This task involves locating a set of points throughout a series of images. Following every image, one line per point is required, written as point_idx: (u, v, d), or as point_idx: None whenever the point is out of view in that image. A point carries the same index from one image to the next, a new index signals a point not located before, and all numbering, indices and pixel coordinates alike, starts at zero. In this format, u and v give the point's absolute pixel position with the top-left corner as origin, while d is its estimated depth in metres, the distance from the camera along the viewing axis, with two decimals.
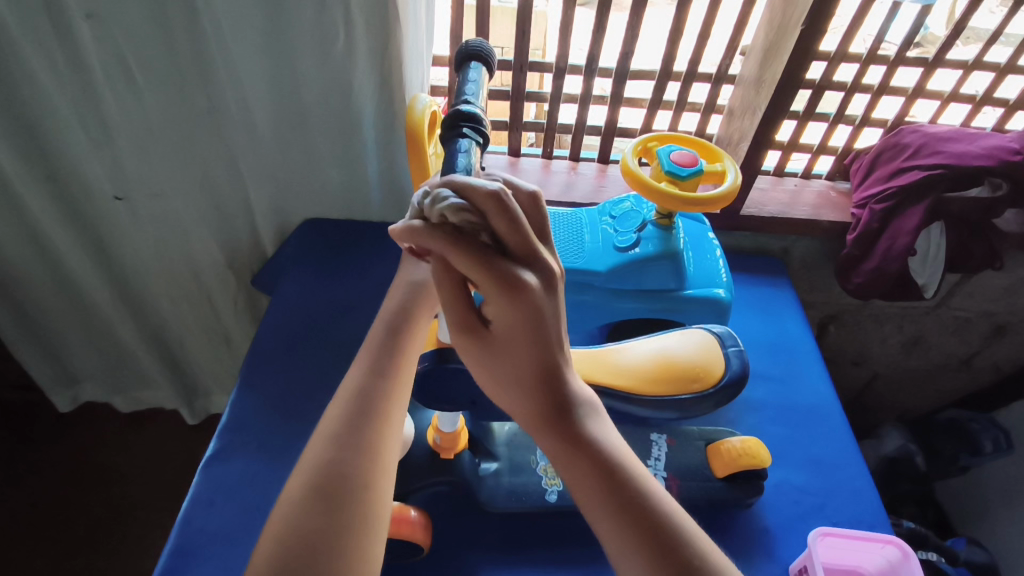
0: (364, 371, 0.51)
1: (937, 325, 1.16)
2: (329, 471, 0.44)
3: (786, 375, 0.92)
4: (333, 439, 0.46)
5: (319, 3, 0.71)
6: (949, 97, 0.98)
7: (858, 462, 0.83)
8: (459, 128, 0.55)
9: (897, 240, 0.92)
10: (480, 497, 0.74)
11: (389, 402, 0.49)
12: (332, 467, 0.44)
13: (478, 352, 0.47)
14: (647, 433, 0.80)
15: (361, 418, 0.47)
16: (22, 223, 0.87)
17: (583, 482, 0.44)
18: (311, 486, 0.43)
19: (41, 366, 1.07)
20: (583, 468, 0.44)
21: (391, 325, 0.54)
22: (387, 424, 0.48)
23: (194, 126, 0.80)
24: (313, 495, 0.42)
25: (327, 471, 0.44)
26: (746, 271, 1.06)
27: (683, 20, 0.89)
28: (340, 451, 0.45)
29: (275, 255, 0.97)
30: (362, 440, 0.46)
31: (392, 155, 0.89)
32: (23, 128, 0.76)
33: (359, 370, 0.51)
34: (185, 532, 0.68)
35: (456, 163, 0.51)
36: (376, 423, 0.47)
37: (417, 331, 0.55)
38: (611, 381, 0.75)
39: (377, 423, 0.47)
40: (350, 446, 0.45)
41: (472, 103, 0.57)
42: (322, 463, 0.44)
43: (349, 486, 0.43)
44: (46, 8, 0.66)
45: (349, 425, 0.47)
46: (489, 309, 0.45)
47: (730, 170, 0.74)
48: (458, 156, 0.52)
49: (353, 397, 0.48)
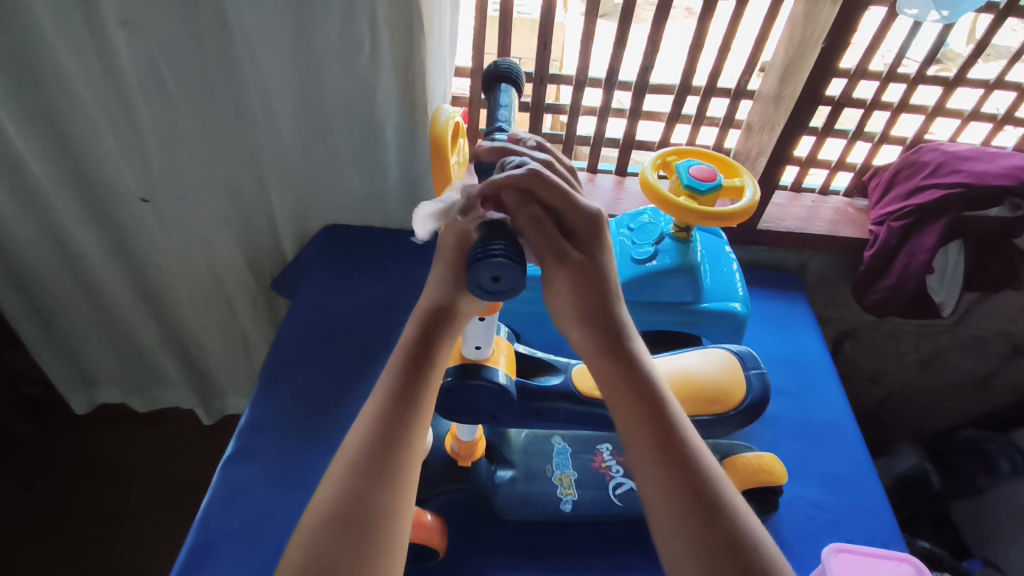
0: (384, 399, 0.51)
1: (955, 344, 1.15)
2: (349, 500, 0.47)
3: (802, 391, 0.92)
4: (353, 467, 0.48)
5: (347, 13, 0.73)
6: (970, 116, 0.98)
7: (874, 480, 0.82)
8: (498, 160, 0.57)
9: (915, 258, 0.92)
10: (496, 503, 0.75)
11: (410, 431, 0.51)
12: (353, 498, 0.47)
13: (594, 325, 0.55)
14: None
15: (382, 449, 0.49)
16: (51, 224, 0.89)
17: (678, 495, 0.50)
18: (332, 514, 0.46)
19: (63, 365, 1.09)
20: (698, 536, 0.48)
21: (417, 343, 0.53)
22: (407, 454, 0.50)
23: (221, 130, 0.82)
24: (334, 525, 0.46)
25: (349, 501, 0.47)
26: (761, 286, 1.06)
27: (703, 34, 0.90)
28: (361, 480, 0.48)
29: (296, 260, 0.99)
30: (381, 472, 0.48)
31: (413, 163, 0.91)
32: (53, 130, 0.79)
33: (382, 398, 0.51)
34: (205, 530, 0.69)
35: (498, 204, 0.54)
36: (395, 454, 0.49)
37: (440, 358, 0.54)
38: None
39: (398, 456, 0.49)
40: (370, 478, 0.48)
41: (504, 132, 0.58)
42: (343, 491, 0.47)
43: (366, 516, 0.46)
44: (85, 16, 0.68)
45: (371, 453, 0.49)
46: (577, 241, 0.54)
47: (749, 186, 0.75)
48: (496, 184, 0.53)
49: (373, 426, 0.50)
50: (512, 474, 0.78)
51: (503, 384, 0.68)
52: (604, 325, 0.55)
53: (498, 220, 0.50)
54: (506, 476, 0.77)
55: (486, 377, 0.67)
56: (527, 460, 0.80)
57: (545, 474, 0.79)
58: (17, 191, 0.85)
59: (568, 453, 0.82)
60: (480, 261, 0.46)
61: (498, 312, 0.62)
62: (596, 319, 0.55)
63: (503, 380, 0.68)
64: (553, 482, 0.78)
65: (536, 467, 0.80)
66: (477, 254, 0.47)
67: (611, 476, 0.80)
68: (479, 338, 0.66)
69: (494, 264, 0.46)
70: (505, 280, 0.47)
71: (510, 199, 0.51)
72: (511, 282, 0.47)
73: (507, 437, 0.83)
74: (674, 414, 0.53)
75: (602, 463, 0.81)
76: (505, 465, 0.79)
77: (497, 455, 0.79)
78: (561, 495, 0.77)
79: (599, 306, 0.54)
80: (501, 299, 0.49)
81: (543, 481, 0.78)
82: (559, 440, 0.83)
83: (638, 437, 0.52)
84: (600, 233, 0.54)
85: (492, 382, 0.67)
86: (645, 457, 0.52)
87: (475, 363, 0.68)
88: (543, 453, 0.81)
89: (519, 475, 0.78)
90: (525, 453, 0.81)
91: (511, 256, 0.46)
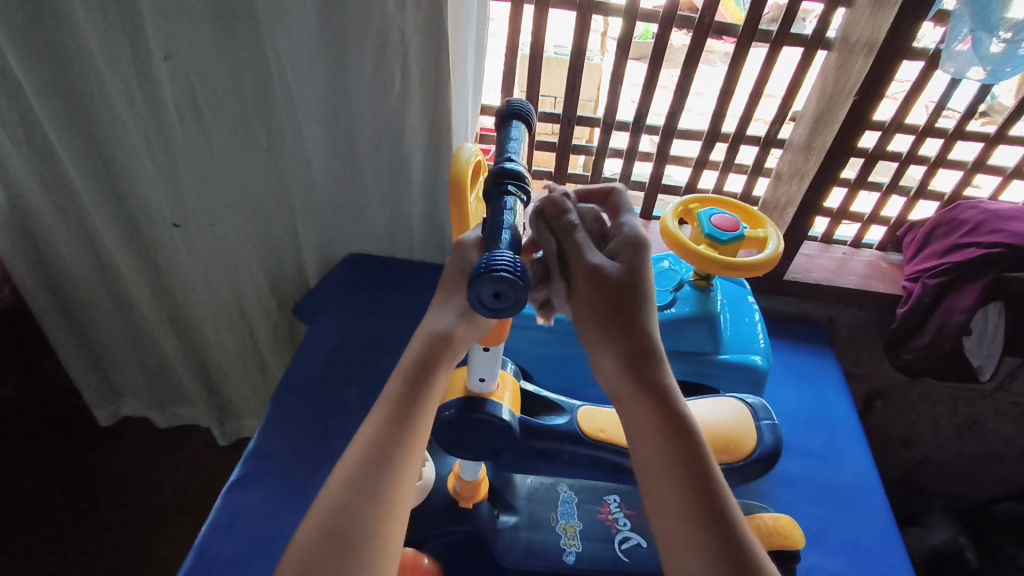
0: (384, 417, 0.50)
1: (994, 410, 1.09)
2: (339, 515, 0.46)
3: (826, 452, 0.88)
4: (348, 485, 0.47)
5: (380, 53, 0.75)
6: (1012, 173, 0.95)
7: (900, 554, 0.78)
8: (505, 186, 0.55)
9: (951, 317, 0.88)
10: (496, 551, 0.73)
11: (408, 453, 0.49)
12: (347, 516, 0.46)
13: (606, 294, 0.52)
14: None
15: (378, 468, 0.48)
16: (89, 237, 0.92)
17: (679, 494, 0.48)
18: (324, 531, 0.45)
19: (91, 377, 1.10)
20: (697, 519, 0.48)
21: (416, 373, 0.52)
22: (403, 477, 0.49)
23: (253, 163, 0.85)
24: (323, 543, 0.45)
25: (339, 517, 0.46)
26: (787, 339, 1.02)
27: (735, 79, 0.89)
28: (357, 498, 0.46)
29: (316, 287, 1.01)
30: (376, 492, 0.47)
31: (437, 199, 0.92)
32: (94, 149, 0.82)
33: (380, 416, 0.50)
34: (201, 557, 0.68)
35: (501, 223, 0.52)
36: (390, 475, 0.48)
37: (437, 384, 0.53)
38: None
39: (393, 476, 0.48)
40: (364, 496, 0.47)
41: (515, 161, 0.57)
42: (334, 507, 0.46)
43: (354, 536, 0.45)
44: (131, 48, 0.71)
45: (365, 473, 0.47)
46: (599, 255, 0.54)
47: (772, 237, 0.73)
48: (503, 214, 0.53)
49: (371, 446, 0.49)
50: (516, 520, 0.77)
51: (507, 421, 0.65)
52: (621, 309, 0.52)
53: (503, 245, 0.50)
54: (508, 522, 0.76)
55: (490, 412, 0.64)
56: (531, 507, 0.79)
57: (548, 522, 0.77)
58: (58, 203, 0.88)
59: (574, 503, 0.80)
60: (483, 275, 0.44)
61: (503, 342, 0.60)
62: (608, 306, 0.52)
63: (507, 416, 0.65)
64: (557, 532, 0.76)
65: (541, 515, 0.78)
66: (481, 268, 0.45)
67: (617, 529, 0.77)
68: (484, 369, 0.64)
69: (496, 279, 0.44)
70: (508, 296, 0.45)
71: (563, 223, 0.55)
72: (515, 297, 0.44)
73: (513, 482, 0.81)
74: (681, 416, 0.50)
75: (608, 515, 0.79)
76: (509, 510, 0.78)
77: (500, 499, 0.78)
78: (564, 545, 0.75)
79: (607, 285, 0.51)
80: (504, 318, 0.47)
81: (546, 530, 0.76)
82: (565, 489, 0.82)
83: (644, 437, 0.51)
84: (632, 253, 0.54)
85: (496, 418, 0.64)
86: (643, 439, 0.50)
87: (478, 397, 0.65)
88: (548, 500, 0.80)
89: (522, 522, 0.77)
90: (528, 500, 0.80)
91: (515, 272, 0.44)
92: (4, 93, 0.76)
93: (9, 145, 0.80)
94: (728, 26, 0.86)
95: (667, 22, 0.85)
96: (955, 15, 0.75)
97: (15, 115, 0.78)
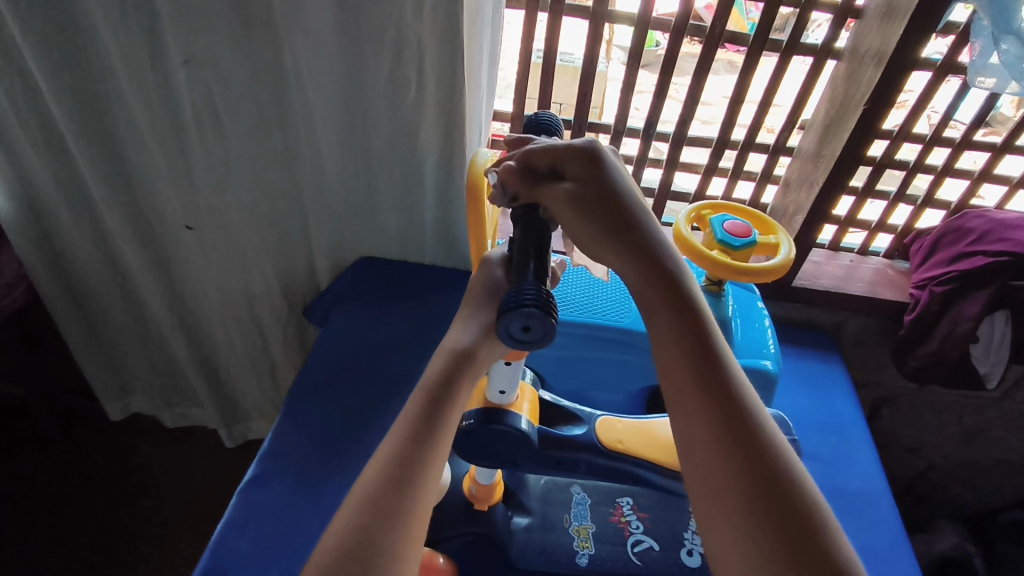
0: (403, 435, 0.49)
1: (1001, 418, 1.10)
2: (360, 536, 0.45)
3: (835, 457, 0.88)
4: (368, 503, 0.46)
5: (396, 59, 0.77)
6: (1018, 183, 0.96)
7: (909, 559, 0.78)
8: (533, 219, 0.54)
9: (958, 325, 0.89)
10: (510, 551, 0.74)
11: (427, 473, 0.48)
12: (367, 535, 0.45)
13: (582, 205, 0.53)
14: (683, 522, 0.79)
15: (398, 486, 0.47)
16: (103, 237, 0.93)
17: (676, 355, 0.50)
18: (343, 552, 0.44)
19: (102, 376, 1.11)
20: (699, 387, 0.48)
21: (433, 393, 0.51)
22: (424, 494, 0.48)
23: (269, 167, 0.86)
24: (343, 561, 0.44)
25: (361, 538, 0.45)
26: (794, 345, 1.03)
27: (745, 87, 0.90)
28: (377, 518, 0.46)
29: (328, 289, 1.02)
30: (398, 511, 0.46)
31: (450, 204, 0.93)
32: (111, 150, 0.82)
33: (400, 435, 0.49)
34: (217, 553, 0.69)
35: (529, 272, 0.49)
36: (412, 492, 0.47)
37: (458, 404, 0.52)
38: (663, 460, 0.70)
39: (413, 494, 0.47)
40: (385, 515, 0.46)
41: None
42: (355, 528, 0.45)
43: (376, 557, 0.44)
44: (150, 52, 0.72)
45: (388, 491, 0.47)
46: (570, 172, 0.54)
47: (784, 243, 0.74)
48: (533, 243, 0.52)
49: (391, 464, 0.48)
50: (529, 522, 0.77)
51: (525, 432, 0.65)
52: (606, 214, 0.53)
53: (531, 274, 0.49)
54: (522, 523, 0.77)
55: (509, 424, 0.64)
56: (545, 508, 0.79)
57: (562, 523, 0.77)
58: (73, 204, 0.88)
59: (587, 504, 0.80)
60: (511, 310, 0.44)
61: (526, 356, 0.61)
62: (628, 248, 0.53)
63: (525, 427, 0.65)
64: (570, 534, 0.77)
65: (554, 516, 0.78)
66: (510, 301, 0.45)
67: (630, 532, 0.78)
68: (503, 382, 0.64)
69: (525, 314, 0.44)
70: (536, 330, 0.45)
71: (518, 182, 0.54)
72: (543, 331, 0.45)
73: (526, 482, 0.82)
74: (697, 301, 0.52)
75: (621, 517, 0.79)
76: (522, 511, 0.78)
77: (514, 501, 0.78)
78: (577, 547, 0.76)
79: (634, 250, 0.53)
80: (530, 349, 0.47)
81: (559, 531, 0.77)
82: (578, 490, 0.82)
83: (658, 320, 0.52)
84: (593, 160, 0.54)
85: (514, 429, 0.64)
86: (659, 318, 0.51)
87: (499, 408, 0.65)
88: (562, 502, 0.80)
89: (535, 523, 0.77)
90: (542, 501, 0.80)
91: (544, 306, 0.44)
92: (25, 94, 0.77)
93: (28, 147, 0.81)
94: (739, 35, 0.87)
95: (677, 31, 0.86)
96: (976, 27, 0.76)
97: (35, 117, 0.79)
